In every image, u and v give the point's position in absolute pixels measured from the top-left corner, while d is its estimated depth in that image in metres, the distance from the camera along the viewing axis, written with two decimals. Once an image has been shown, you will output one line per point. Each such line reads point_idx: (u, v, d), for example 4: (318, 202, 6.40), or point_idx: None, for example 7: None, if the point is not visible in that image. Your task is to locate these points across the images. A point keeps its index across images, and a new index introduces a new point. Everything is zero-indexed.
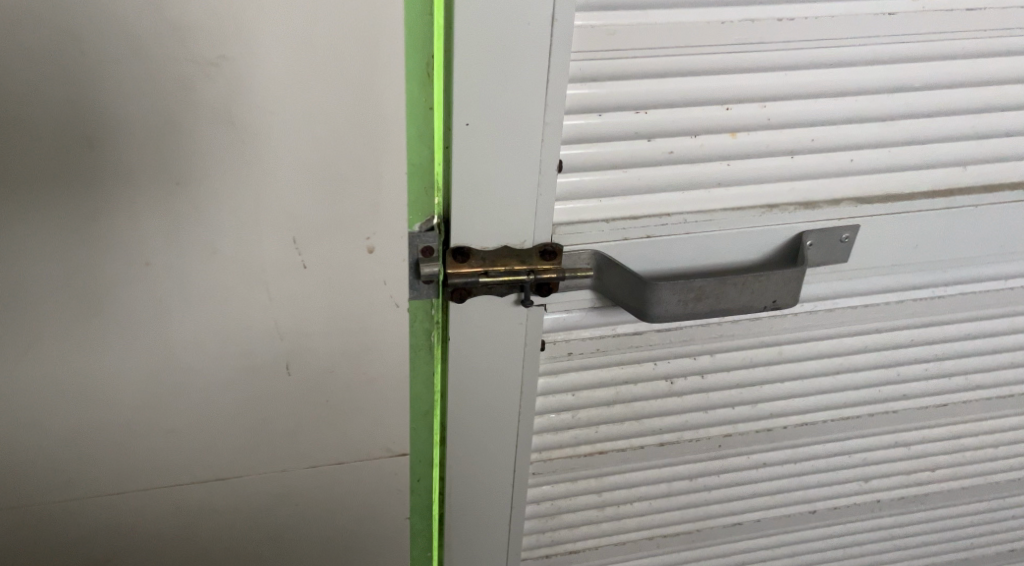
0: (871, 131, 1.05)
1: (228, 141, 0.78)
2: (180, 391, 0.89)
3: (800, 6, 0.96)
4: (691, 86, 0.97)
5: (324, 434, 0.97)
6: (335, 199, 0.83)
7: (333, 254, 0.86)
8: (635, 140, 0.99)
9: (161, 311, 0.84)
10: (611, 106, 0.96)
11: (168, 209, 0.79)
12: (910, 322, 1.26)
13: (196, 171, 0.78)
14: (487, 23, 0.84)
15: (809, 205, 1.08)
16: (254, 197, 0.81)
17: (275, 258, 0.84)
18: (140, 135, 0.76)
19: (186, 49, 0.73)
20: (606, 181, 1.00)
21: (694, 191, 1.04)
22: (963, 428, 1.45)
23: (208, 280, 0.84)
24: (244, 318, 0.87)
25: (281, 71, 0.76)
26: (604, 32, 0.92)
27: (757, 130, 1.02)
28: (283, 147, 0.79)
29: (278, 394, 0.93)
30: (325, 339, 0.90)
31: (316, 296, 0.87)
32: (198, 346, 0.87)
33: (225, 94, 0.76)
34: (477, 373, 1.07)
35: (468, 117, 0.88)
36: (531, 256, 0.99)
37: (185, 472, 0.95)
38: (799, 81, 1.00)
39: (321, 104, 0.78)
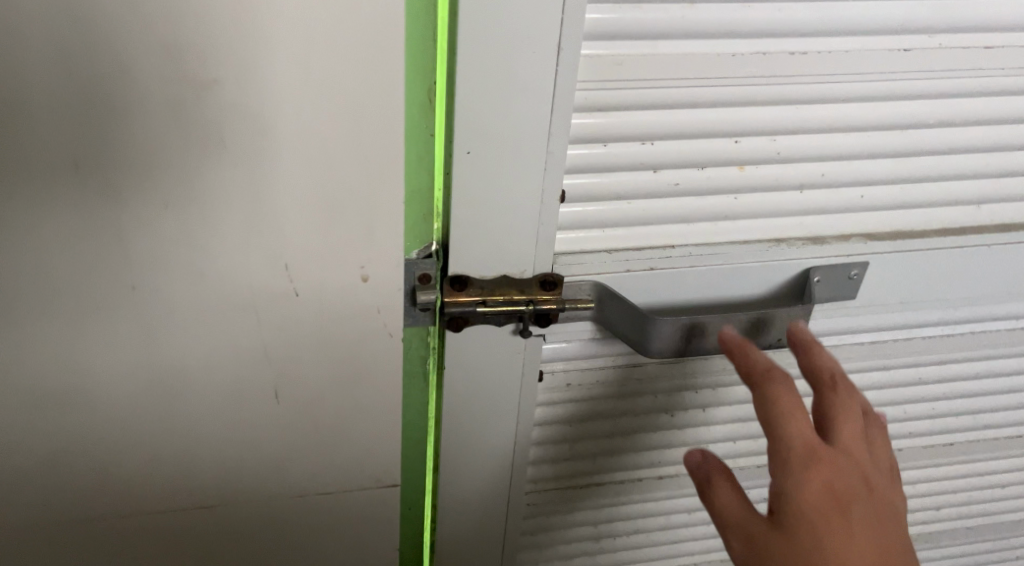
0: (882, 167, 1.04)
1: (218, 165, 0.76)
2: (164, 416, 0.88)
3: (814, 42, 0.94)
4: (703, 118, 0.95)
5: (312, 462, 0.95)
6: (329, 226, 0.81)
7: (326, 280, 0.84)
8: (642, 171, 0.97)
9: (147, 334, 0.83)
10: (617, 136, 0.94)
11: (159, 231, 0.78)
12: (916, 360, 1.24)
13: (186, 194, 0.77)
14: (490, 50, 0.82)
15: (819, 240, 1.07)
16: (245, 222, 0.79)
17: (267, 284, 0.83)
18: (130, 158, 0.75)
19: (177, 68, 0.72)
20: (611, 212, 0.98)
21: (701, 224, 1.02)
22: (970, 467, 1.42)
23: (197, 302, 0.82)
24: (232, 344, 0.85)
25: (276, 94, 0.75)
26: (613, 62, 0.90)
27: (767, 164, 1.00)
28: (276, 174, 0.78)
29: (265, 421, 0.91)
30: (315, 367, 0.89)
31: (308, 323, 0.86)
32: (184, 371, 0.86)
33: (216, 118, 0.74)
34: (472, 401, 1.05)
35: (467, 144, 0.86)
36: (531, 286, 0.96)
37: (168, 499, 0.93)
38: (811, 116, 0.98)
39: (317, 128, 0.77)
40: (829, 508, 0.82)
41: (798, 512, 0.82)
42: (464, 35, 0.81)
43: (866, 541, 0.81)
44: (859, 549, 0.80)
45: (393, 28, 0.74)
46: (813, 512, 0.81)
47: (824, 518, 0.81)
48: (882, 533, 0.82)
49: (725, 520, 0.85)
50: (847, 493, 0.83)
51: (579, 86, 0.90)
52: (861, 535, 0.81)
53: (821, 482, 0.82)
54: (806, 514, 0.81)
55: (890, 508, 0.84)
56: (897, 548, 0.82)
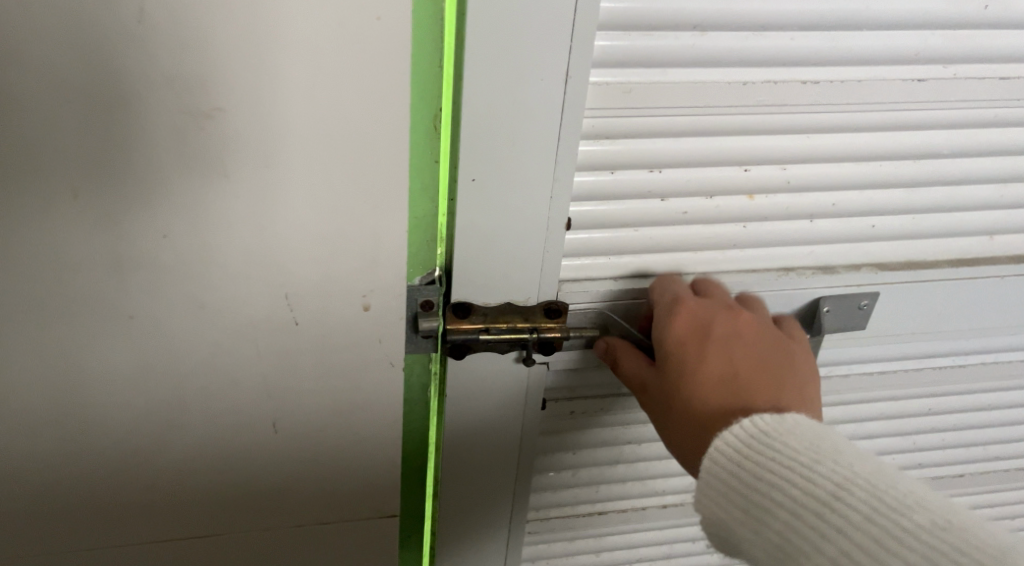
0: (894, 197, 1.04)
1: (220, 194, 0.79)
2: (163, 441, 0.89)
3: (829, 70, 0.94)
4: (715, 147, 0.94)
5: (310, 491, 0.97)
6: (332, 257, 0.84)
7: (327, 311, 0.87)
8: (649, 200, 0.95)
9: (144, 363, 0.85)
10: (624, 163, 0.92)
11: (160, 264, 0.81)
12: (922, 385, 1.25)
13: (185, 225, 0.79)
14: (494, 80, 0.81)
15: (829, 269, 1.07)
16: (245, 252, 0.82)
17: (268, 315, 0.85)
18: (130, 190, 0.77)
19: (183, 100, 0.75)
20: (618, 239, 0.96)
21: (709, 253, 1.01)
22: (977, 495, 1.42)
23: (197, 333, 0.84)
24: (230, 373, 0.87)
25: (280, 125, 0.77)
26: (623, 90, 0.88)
27: (776, 193, 1.00)
28: (280, 206, 0.81)
29: (263, 451, 0.93)
30: (312, 393, 0.91)
31: (307, 352, 0.88)
32: (182, 397, 0.88)
33: (218, 146, 0.77)
34: (473, 430, 1.01)
35: (472, 176, 0.85)
36: (536, 314, 0.94)
37: (169, 528, 0.95)
38: (822, 145, 0.98)
39: (319, 158, 0.79)
40: (691, 341, 0.90)
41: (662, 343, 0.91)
42: (467, 65, 0.80)
43: (726, 361, 0.89)
44: (718, 369, 0.88)
45: (397, 64, 0.77)
46: (675, 341, 0.90)
47: (684, 345, 0.90)
48: (744, 355, 0.90)
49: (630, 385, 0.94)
50: (709, 327, 0.91)
51: (589, 112, 0.88)
52: (720, 358, 0.89)
53: (680, 316, 0.92)
54: (671, 349, 0.90)
55: (759, 335, 0.92)
56: (760, 362, 0.90)
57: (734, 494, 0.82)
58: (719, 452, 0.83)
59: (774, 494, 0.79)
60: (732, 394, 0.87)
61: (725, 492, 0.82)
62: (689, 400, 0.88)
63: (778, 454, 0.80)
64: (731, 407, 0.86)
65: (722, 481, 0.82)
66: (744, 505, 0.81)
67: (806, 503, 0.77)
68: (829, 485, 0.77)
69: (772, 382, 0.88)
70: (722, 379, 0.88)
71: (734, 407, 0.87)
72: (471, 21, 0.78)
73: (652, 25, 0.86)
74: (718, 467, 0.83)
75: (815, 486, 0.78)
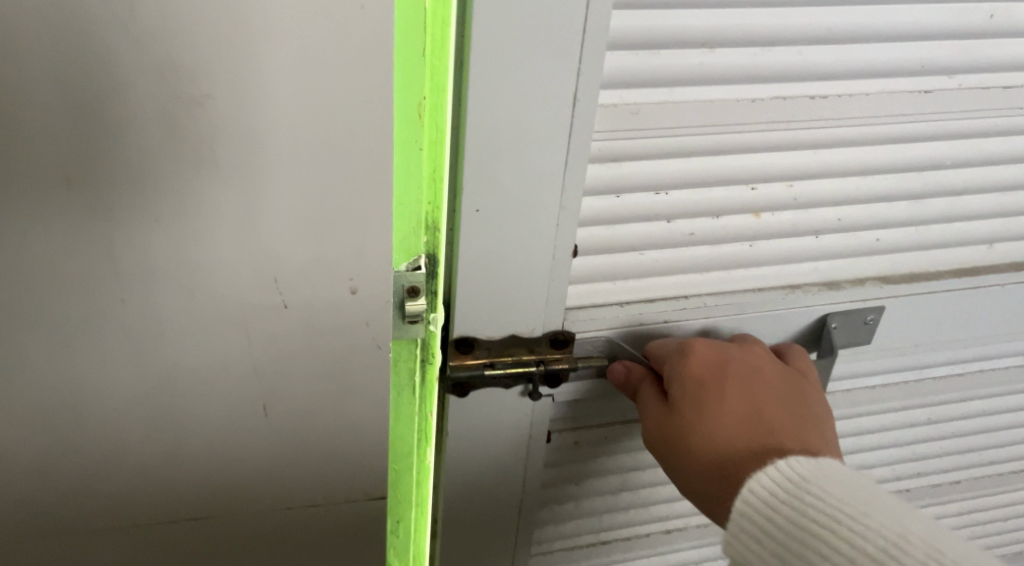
0: (897, 209, 1.02)
1: (202, 167, 0.67)
2: (132, 446, 0.78)
3: (837, 84, 0.91)
4: (722, 166, 0.90)
5: (304, 504, 0.86)
6: (324, 238, 0.73)
7: (320, 299, 0.76)
8: (656, 222, 0.91)
9: (128, 369, 0.74)
10: (630, 186, 0.88)
11: (144, 251, 0.70)
12: (921, 394, 1.23)
13: (172, 207, 0.69)
14: (499, 105, 0.77)
15: (834, 284, 1.05)
16: (238, 234, 0.71)
17: (258, 305, 0.74)
18: (105, 171, 0.66)
19: (171, 84, 0.65)
20: (624, 264, 0.92)
21: (715, 274, 0.98)
22: (968, 497, 1.42)
23: (181, 332, 0.74)
24: (219, 375, 0.77)
25: (271, 96, 0.67)
26: (629, 111, 0.83)
27: (782, 211, 0.97)
28: (272, 180, 0.69)
29: (254, 464, 0.82)
30: (308, 396, 0.80)
31: (300, 348, 0.77)
32: (168, 406, 0.77)
33: (207, 124, 0.66)
34: (476, 465, 0.97)
35: (476, 204, 0.81)
36: (541, 345, 0.91)
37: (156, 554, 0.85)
38: (827, 159, 0.95)
39: (309, 131, 0.69)
40: (706, 377, 0.87)
41: (678, 384, 0.87)
42: (471, 89, 0.75)
43: (745, 398, 0.86)
44: (739, 408, 0.85)
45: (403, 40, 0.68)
46: (692, 380, 0.87)
47: (702, 384, 0.87)
48: (760, 392, 0.87)
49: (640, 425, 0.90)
50: (721, 363, 0.88)
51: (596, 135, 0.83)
52: (738, 395, 0.86)
53: (693, 353, 0.88)
54: (687, 387, 0.87)
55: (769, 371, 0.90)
56: (779, 400, 0.87)
57: (773, 542, 0.77)
58: (754, 497, 0.79)
59: (818, 545, 0.75)
60: (755, 432, 0.84)
61: (762, 537, 0.78)
62: (717, 443, 0.84)
63: (821, 500, 0.76)
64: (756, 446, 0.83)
65: (759, 525, 0.78)
66: (782, 552, 0.77)
67: (855, 558, 0.72)
68: (881, 541, 0.72)
69: (794, 421, 0.86)
70: (743, 417, 0.85)
71: (763, 447, 0.83)
72: (476, 43, 0.74)
73: (662, 43, 0.81)
74: (752, 512, 0.79)
75: (866, 541, 0.73)
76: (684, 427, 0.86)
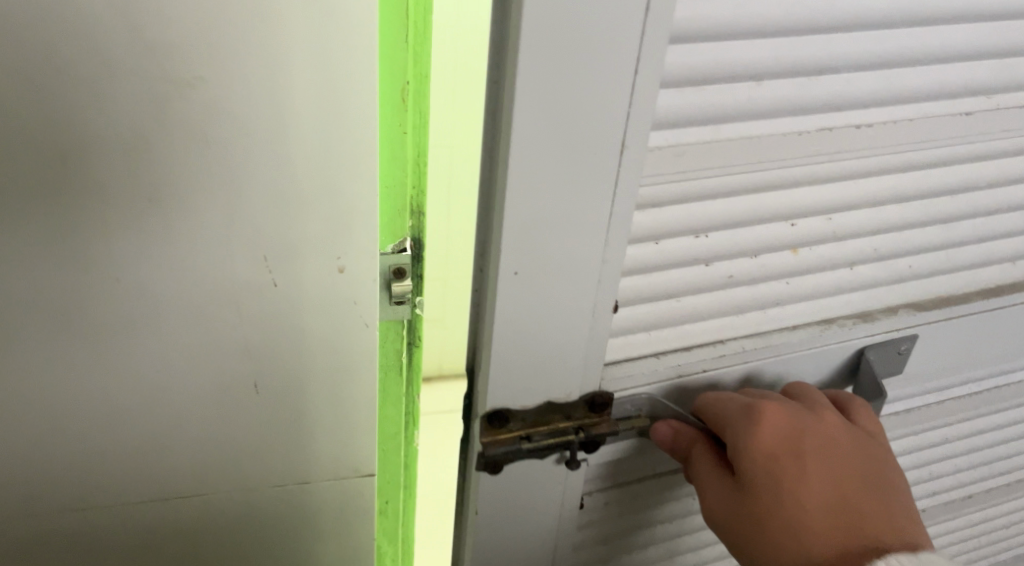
0: (930, 235, 0.96)
1: (184, 142, 0.71)
2: (158, 431, 0.84)
3: (882, 111, 0.84)
4: (762, 204, 0.83)
5: (287, 471, 0.91)
6: (298, 218, 0.76)
7: (306, 278, 0.79)
8: (695, 267, 0.84)
9: (127, 338, 0.78)
10: (669, 231, 0.80)
11: (141, 223, 0.73)
12: (944, 418, 1.18)
13: (173, 186, 0.72)
14: (543, 157, 0.69)
15: (867, 316, 0.99)
16: (228, 208, 0.74)
17: (250, 280, 0.78)
18: (114, 147, 0.70)
19: (165, 68, 0.68)
20: (661, 312, 0.85)
21: (751, 314, 0.92)
22: (975, 507, 1.39)
23: (179, 305, 0.77)
24: (207, 356, 0.81)
25: (257, 66, 0.69)
26: (675, 154, 0.76)
27: (820, 245, 0.91)
28: (256, 154, 0.72)
29: (240, 430, 0.86)
30: (295, 373, 0.85)
31: (287, 331, 0.82)
32: (169, 378, 0.81)
33: (198, 113, 0.70)
34: (505, 538, 0.89)
35: (514, 266, 0.73)
36: (578, 411, 0.83)
37: (168, 515, 0.90)
38: (866, 190, 0.89)
39: (295, 113, 0.71)
40: (781, 453, 0.80)
41: (750, 461, 0.80)
42: (514, 142, 0.68)
43: (826, 476, 0.80)
44: (821, 488, 0.79)
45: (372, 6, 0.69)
46: (767, 458, 0.80)
47: (778, 462, 0.80)
48: (839, 464, 0.81)
49: (706, 501, 0.83)
50: (794, 434, 0.81)
51: (642, 182, 0.76)
52: (818, 473, 0.80)
53: (765, 428, 0.81)
54: (761, 467, 0.80)
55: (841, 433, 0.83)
56: (859, 471, 0.81)
57: None
58: None
59: None
60: (841, 515, 0.78)
61: None
62: (801, 531, 0.78)
63: None
64: (846, 532, 0.77)
65: None
66: None
67: None
68: None
69: (879, 495, 0.79)
70: (827, 498, 0.78)
71: (853, 533, 0.77)
72: (520, 90, 0.66)
73: (710, 79, 0.73)
74: None
75: None
76: (763, 513, 0.79)
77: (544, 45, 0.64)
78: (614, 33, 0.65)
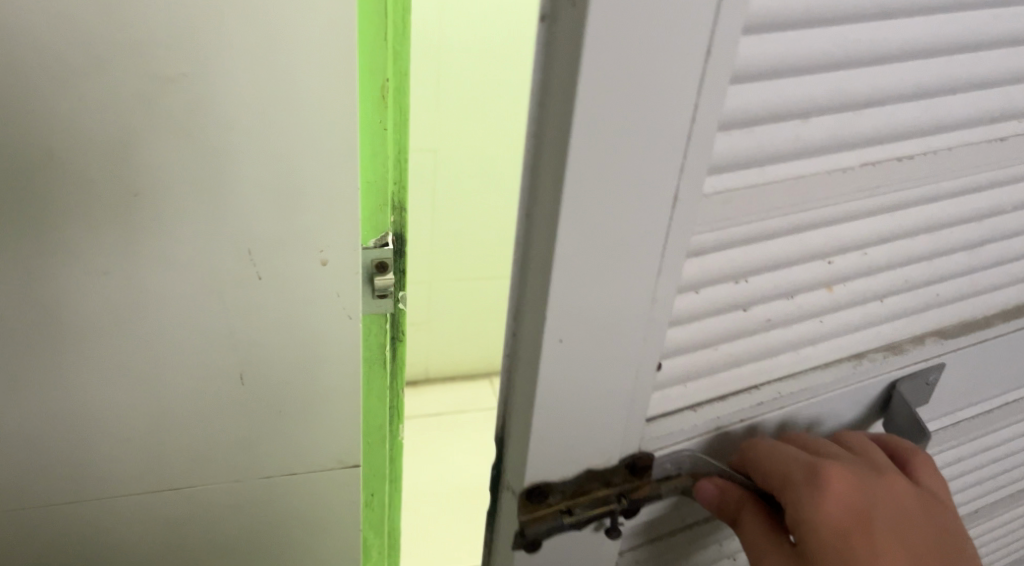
0: (957, 262, 0.92)
1: (179, 145, 0.84)
2: (156, 403, 0.96)
3: (919, 141, 0.79)
4: (799, 244, 0.79)
5: (274, 445, 1.05)
6: (287, 212, 0.91)
7: (289, 267, 0.94)
8: (733, 313, 0.79)
9: (133, 318, 0.91)
10: (709, 279, 0.75)
11: (132, 216, 0.86)
12: (969, 444, 1.15)
13: (158, 181, 0.85)
14: (597, 204, 0.64)
15: (896, 347, 0.94)
16: (215, 206, 0.88)
17: (233, 269, 0.92)
18: (102, 149, 0.82)
19: (151, 66, 0.80)
20: (700, 364, 0.80)
21: (786, 357, 0.87)
22: (990, 528, 1.36)
23: (176, 288, 0.91)
24: (199, 336, 0.94)
25: (243, 75, 0.83)
26: (725, 200, 0.71)
27: (853, 280, 0.86)
28: (244, 157, 0.86)
29: (232, 414, 1.00)
30: (279, 362, 0.99)
31: (272, 313, 0.96)
32: (164, 359, 0.94)
33: (182, 108, 0.82)
34: None
35: (566, 321, 0.67)
36: (617, 476, 0.78)
37: (159, 481, 1.02)
38: (900, 222, 0.84)
39: (276, 119, 0.85)
40: (851, 527, 0.74)
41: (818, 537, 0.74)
42: (569, 186, 0.63)
43: (899, 551, 0.74)
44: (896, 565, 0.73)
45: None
46: (836, 533, 0.74)
47: (848, 536, 0.74)
48: (911, 537, 0.75)
49: None
50: (862, 504, 0.75)
51: (698, 230, 0.71)
52: (891, 548, 0.74)
53: (833, 495, 0.75)
54: (831, 542, 0.74)
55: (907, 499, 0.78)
56: (931, 543, 0.76)
57: None
58: None
59: None
60: None
61: None
62: None
63: None
64: None
65: None
66: None
67: None
68: None
69: None
70: None
71: None
72: (577, 129, 0.61)
73: (756, 118, 0.69)
74: None
75: None
76: None
77: (604, 81, 0.60)
78: (660, 72, 0.61)
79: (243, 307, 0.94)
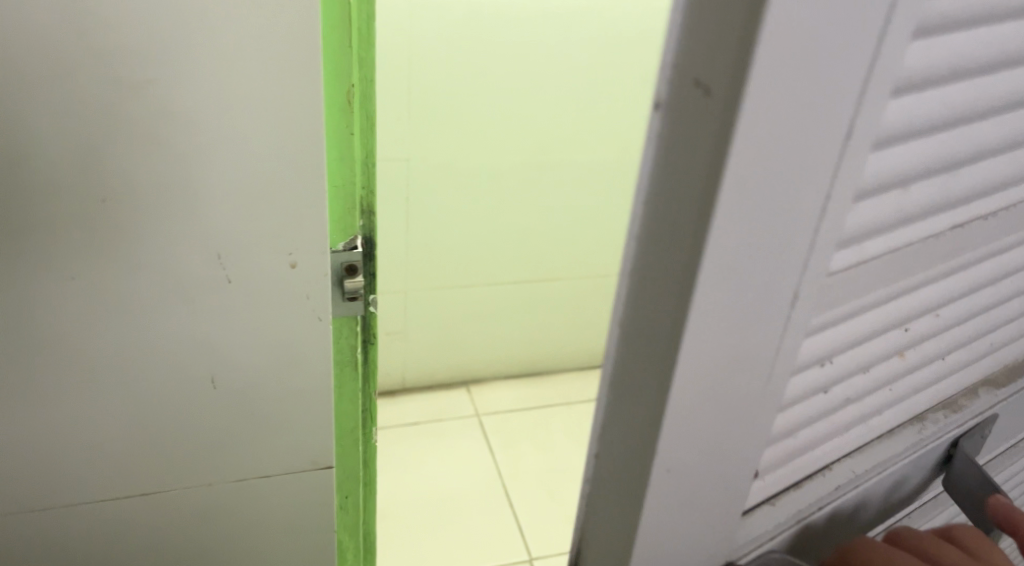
0: (1011, 307, 0.87)
1: (147, 150, 0.79)
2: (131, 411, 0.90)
3: (1000, 196, 0.74)
4: (886, 317, 0.73)
5: (245, 444, 0.98)
6: (257, 213, 0.85)
7: (259, 271, 0.88)
8: (814, 397, 0.72)
9: (101, 329, 0.85)
10: (803, 366, 0.69)
11: (103, 219, 0.80)
12: (1021, 479, 1.12)
13: (124, 186, 0.80)
14: (722, 306, 0.58)
15: (952, 404, 0.88)
16: (185, 210, 0.83)
17: (200, 272, 0.86)
18: (69, 155, 0.77)
19: (116, 74, 0.76)
20: (784, 454, 0.74)
21: (854, 431, 0.80)
22: None
23: (143, 295, 0.85)
24: (166, 343, 0.88)
25: (215, 76, 0.78)
26: (844, 280, 0.65)
27: (924, 342, 0.80)
28: (212, 164, 0.81)
29: (204, 411, 0.93)
30: (255, 362, 0.93)
31: (244, 318, 0.90)
32: (129, 362, 0.87)
33: (145, 111, 0.78)
34: None
35: (687, 430, 0.62)
36: None
37: (124, 491, 0.95)
38: (970, 278, 0.78)
39: (244, 125, 0.81)
40: None
41: None
42: (700, 295, 0.57)
43: None
44: None
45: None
46: None
47: None
48: None
49: None
50: None
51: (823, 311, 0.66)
52: None
53: None
54: None
55: None
56: None
57: None
58: None
59: None
60: None
61: None
62: None
63: None
64: None
65: None
66: None
67: None
68: None
69: None
70: None
71: None
72: (715, 237, 0.56)
73: (874, 191, 0.63)
74: None
75: None
76: None
77: (742, 177, 0.55)
78: (790, 163, 0.56)
79: (211, 309, 0.88)
